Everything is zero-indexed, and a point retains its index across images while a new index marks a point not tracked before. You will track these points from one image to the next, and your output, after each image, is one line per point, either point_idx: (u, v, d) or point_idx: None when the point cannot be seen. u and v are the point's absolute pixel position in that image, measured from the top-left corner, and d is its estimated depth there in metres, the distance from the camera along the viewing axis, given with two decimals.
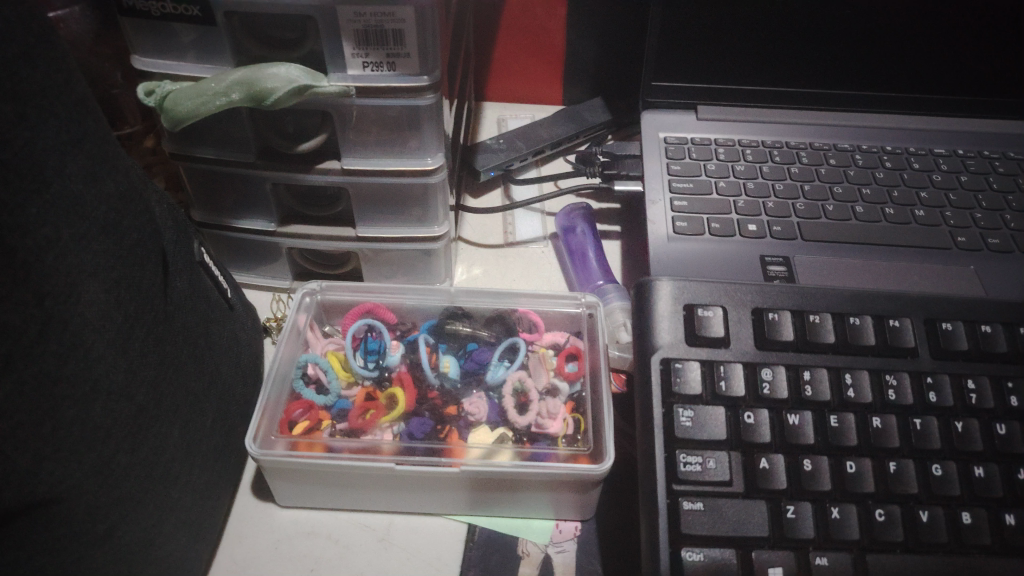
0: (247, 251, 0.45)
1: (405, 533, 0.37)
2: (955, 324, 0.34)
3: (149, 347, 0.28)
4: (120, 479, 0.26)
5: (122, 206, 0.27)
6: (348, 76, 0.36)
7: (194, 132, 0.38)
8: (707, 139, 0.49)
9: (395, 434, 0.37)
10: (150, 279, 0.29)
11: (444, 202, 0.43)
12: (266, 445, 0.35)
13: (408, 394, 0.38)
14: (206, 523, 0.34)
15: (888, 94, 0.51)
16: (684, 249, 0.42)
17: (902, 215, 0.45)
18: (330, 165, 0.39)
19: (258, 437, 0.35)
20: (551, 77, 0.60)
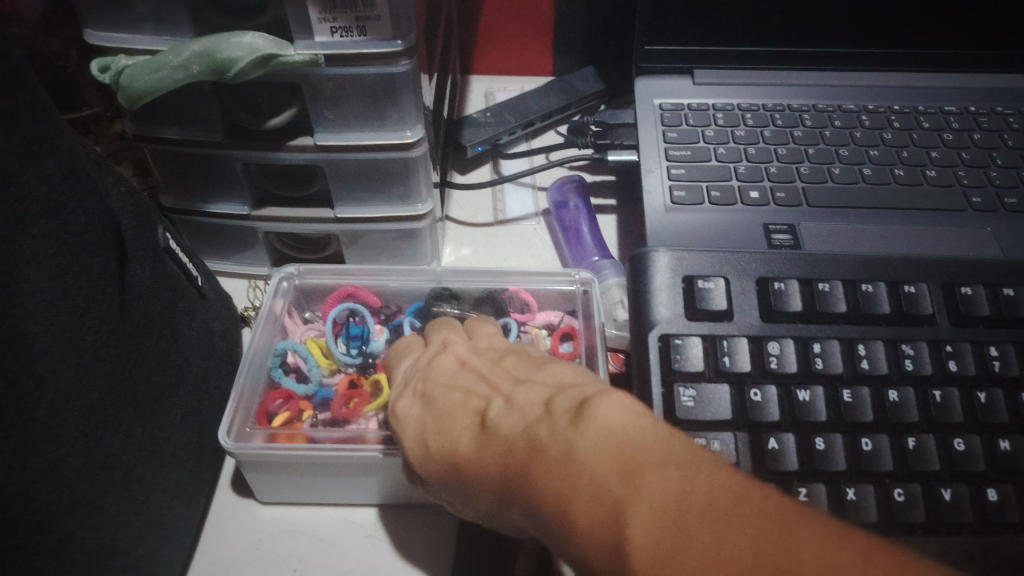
0: (222, 237, 0.43)
1: (394, 529, 0.35)
2: (974, 288, 0.32)
3: (105, 339, 0.26)
4: (74, 482, 0.24)
5: (68, 185, 0.25)
6: (315, 43, 0.33)
7: (156, 111, 0.36)
8: (704, 103, 0.46)
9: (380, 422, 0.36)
10: (103, 265, 0.27)
11: (426, 178, 0.41)
12: (242, 439, 0.33)
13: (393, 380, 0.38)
14: (180, 525, 0.32)
15: (894, 51, 0.48)
16: (683, 220, 0.40)
17: (912, 176, 0.42)
18: (303, 142, 0.37)
19: (233, 430, 0.33)
20: (539, 46, 0.57)
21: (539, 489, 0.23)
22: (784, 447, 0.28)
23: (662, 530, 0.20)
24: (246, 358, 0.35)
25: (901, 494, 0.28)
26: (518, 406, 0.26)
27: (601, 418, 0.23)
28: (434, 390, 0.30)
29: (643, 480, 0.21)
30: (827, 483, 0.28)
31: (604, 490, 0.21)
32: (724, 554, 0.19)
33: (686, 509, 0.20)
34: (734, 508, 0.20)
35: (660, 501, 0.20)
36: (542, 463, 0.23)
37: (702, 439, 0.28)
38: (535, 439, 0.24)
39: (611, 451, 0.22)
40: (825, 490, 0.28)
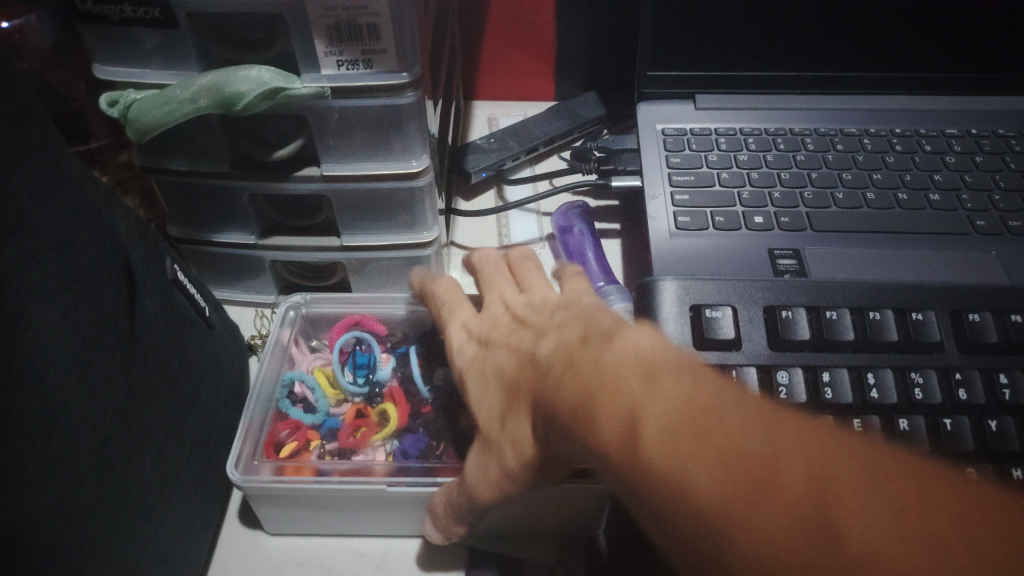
0: (229, 266, 0.43)
1: (402, 560, 0.34)
2: (982, 315, 0.32)
3: (116, 374, 0.26)
4: (85, 518, 0.24)
5: (76, 221, 0.25)
6: (322, 77, 0.33)
7: (164, 143, 0.36)
8: (707, 128, 0.47)
9: (386, 452, 0.37)
10: (113, 300, 0.27)
11: (432, 207, 0.41)
12: (249, 472, 0.33)
13: (401, 410, 0.37)
14: (188, 558, 0.32)
15: (895, 75, 0.49)
16: (687, 245, 0.40)
17: (916, 201, 0.42)
18: (310, 172, 0.37)
19: (240, 463, 0.33)
20: (542, 73, 0.58)
21: (568, 406, 0.25)
22: None
23: (682, 429, 0.22)
24: (254, 388, 0.35)
25: None
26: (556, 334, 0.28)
27: (630, 349, 0.25)
28: (484, 338, 0.32)
29: (666, 390, 0.23)
30: None
31: (630, 396, 0.23)
32: (738, 454, 0.21)
33: (707, 415, 0.22)
34: (746, 423, 0.22)
35: (678, 409, 0.22)
36: (573, 381, 0.25)
37: None
38: (568, 360, 0.26)
39: (635, 370, 0.24)
40: None
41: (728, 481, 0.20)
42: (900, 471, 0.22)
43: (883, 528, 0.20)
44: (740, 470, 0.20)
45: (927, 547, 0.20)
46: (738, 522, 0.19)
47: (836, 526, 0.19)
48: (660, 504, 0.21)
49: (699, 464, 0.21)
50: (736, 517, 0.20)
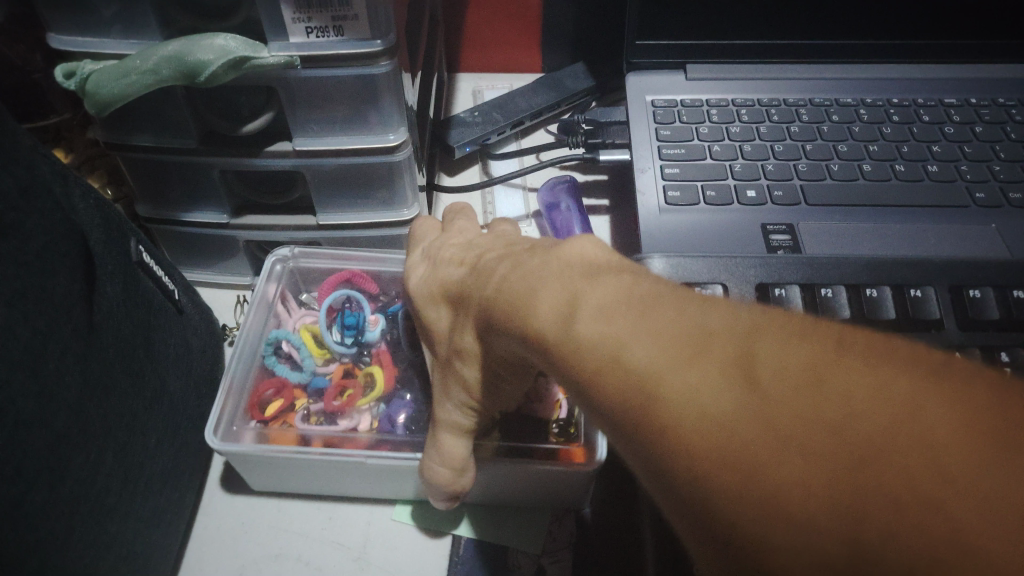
0: (202, 246, 0.42)
1: (383, 550, 0.33)
2: (983, 291, 0.31)
3: (71, 365, 0.25)
4: (39, 519, 0.23)
5: (26, 203, 0.23)
6: (291, 45, 0.31)
7: (127, 118, 0.34)
8: (698, 100, 0.45)
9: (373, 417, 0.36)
10: (70, 286, 0.25)
11: (412, 183, 0.39)
12: (229, 437, 0.32)
13: (388, 375, 0.37)
14: (156, 553, 0.30)
15: (891, 42, 0.47)
16: (678, 221, 0.39)
17: (913, 172, 0.41)
18: (283, 147, 0.35)
19: (220, 428, 0.32)
20: (527, 43, 0.56)
21: (507, 303, 0.23)
22: None
23: (616, 304, 0.19)
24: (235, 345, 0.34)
25: None
26: (504, 251, 0.26)
27: (574, 251, 0.23)
28: (441, 254, 0.30)
29: (604, 277, 0.20)
30: None
31: (570, 287, 0.21)
32: (673, 321, 0.18)
33: (652, 296, 0.19)
34: (687, 292, 0.19)
35: (615, 288, 0.20)
36: (513, 282, 0.23)
37: None
38: (511, 268, 0.24)
39: (578, 268, 0.22)
40: None
41: (660, 340, 0.17)
42: (883, 342, 0.17)
43: (834, 362, 0.16)
44: (674, 332, 0.18)
45: (884, 361, 0.16)
46: (669, 381, 0.17)
47: (761, 372, 0.16)
48: (592, 380, 0.19)
49: (630, 330, 0.18)
50: (666, 376, 0.17)
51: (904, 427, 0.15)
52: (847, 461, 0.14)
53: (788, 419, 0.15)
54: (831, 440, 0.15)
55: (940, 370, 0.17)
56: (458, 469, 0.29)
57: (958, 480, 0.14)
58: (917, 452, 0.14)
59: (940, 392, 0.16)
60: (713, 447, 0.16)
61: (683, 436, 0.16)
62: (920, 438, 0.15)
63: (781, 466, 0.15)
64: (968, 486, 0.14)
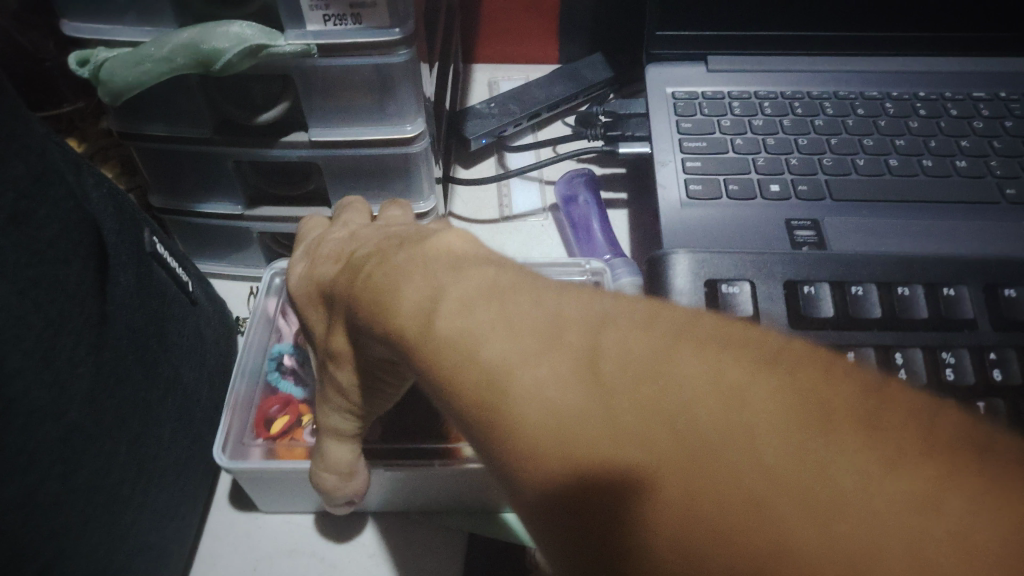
0: (216, 238, 0.41)
1: (398, 549, 0.33)
2: (1019, 290, 0.30)
3: (85, 356, 0.24)
4: (52, 513, 0.23)
5: (38, 190, 0.22)
6: (308, 33, 0.31)
7: (141, 107, 0.34)
8: (719, 92, 0.44)
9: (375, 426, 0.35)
10: (83, 275, 0.24)
11: (428, 175, 0.38)
12: (237, 455, 0.32)
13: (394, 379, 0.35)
14: (169, 549, 0.30)
15: (917, 35, 0.46)
16: (700, 215, 0.38)
17: (941, 168, 0.40)
18: (298, 138, 0.35)
19: (227, 446, 0.32)
20: (545, 34, 0.55)
21: (369, 296, 0.22)
22: None
23: (475, 296, 0.19)
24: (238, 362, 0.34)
25: None
26: (377, 241, 0.26)
27: (441, 239, 0.22)
28: (322, 256, 0.29)
29: (473, 269, 0.20)
30: None
31: (432, 275, 0.20)
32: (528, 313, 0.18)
33: (510, 288, 0.19)
34: (551, 283, 0.19)
35: (475, 276, 0.20)
36: (375, 274, 0.22)
37: None
38: (376, 258, 0.24)
39: (440, 255, 0.21)
40: None
41: (509, 338, 0.18)
42: (737, 324, 0.17)
43: (674, 354, 0.16)
44: (527, 326, 0.18)
45: (728, 348, 0.16)
46: (518, 382, 0.17)
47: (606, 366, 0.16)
48: (447, 379, 0.18)
49: (486, 328, 0.18)
50: (517, 377, 0.17)
51: (738, 421, 0.15)
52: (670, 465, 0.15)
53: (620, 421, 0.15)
54: (663, 438, 0.15)
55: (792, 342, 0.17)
56: (342, 475, 0.29)
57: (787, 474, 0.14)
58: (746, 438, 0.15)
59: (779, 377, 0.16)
60: (562, 451, 0.16)
61: (533, 441, 0.16)
62: (749, 440, 0.14)
63: (613, 464, 0.15)
64: (793, 481, 0.14)
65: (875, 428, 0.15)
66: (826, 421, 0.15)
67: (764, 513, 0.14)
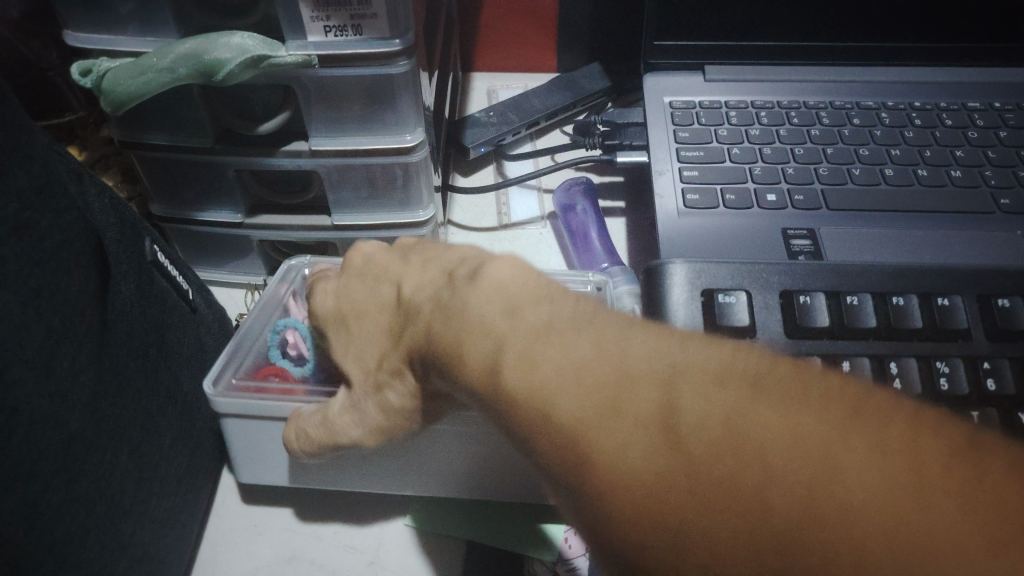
0: (216, 245, 0.41)
1: (396, 556, 0.33)
2: (1013, 300, 0.30)
3: (86, 364, 0.24)
4: (52, 521, 0.23)
5: (41, 201, 0.22)
6: (309, 43, 0.31)
7: (144, 116, 0.34)
8: (717, 101, 0.44)
9: None
10: (84, 284, 0.24)
11: (427, 184, 0.39)
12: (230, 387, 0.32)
13: None
14: (168, 555, 0.30)
15: (912, 46, 0.46)
16: (697, 225, 0.38)
17: (937, 177, 0.40)
18: (298, 147, 0.35)
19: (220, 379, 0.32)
20: (543, 44, 0.55)
21: (435, 343, 0.23)
22: None
23: (538, 348, 0.20)
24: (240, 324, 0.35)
25: None
26: (420, 273, 0.27)
27: (491, 275, 0.23)
28: (355, 283, 0.31)
29: (529, 315, 0.21)
30: None
31: (493, 327, 0.22)
32: (598, 368, 0.19)
33: (575, 340, 0.20)
34: (613, 327, 0.21)
35: (535, 329, 0.21)
36: (436, 320, 0.24)
37: None
38: (429, 301, 0.25)
39: (497, 297, 0.22)
40: None
41: (583, 388, 0.19)
42: (793, 371, 0.19)
43: (740, 405, 0.18)
44: (597, 381, 0.19)
45: (790, 397, 0.18)
46: (599, 439, 0.18)
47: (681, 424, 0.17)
48: (528, 431, 0.20)
49: (559, 381, 0.19)
50: (597, 435, 0.18)
51: (812, 472, 0.16)
52: (755, 511, 0.16)
53: (699, 470, 0.17)
54: (745, 500, 0.16)
55: (852, 396, 0.18)
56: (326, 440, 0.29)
57: (867, 514, 0.16)
58: (827, 502, 0.16)
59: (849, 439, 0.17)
60: (648, 510, 0.17)
61: (619, 500, 0.17)
62: (834, 494, 0.16)
63: (705, 528, 0.16)
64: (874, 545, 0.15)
65: (939, 477, 0.16)
66: (895, 476, 0.16)
67: (852, 559, 0.15)
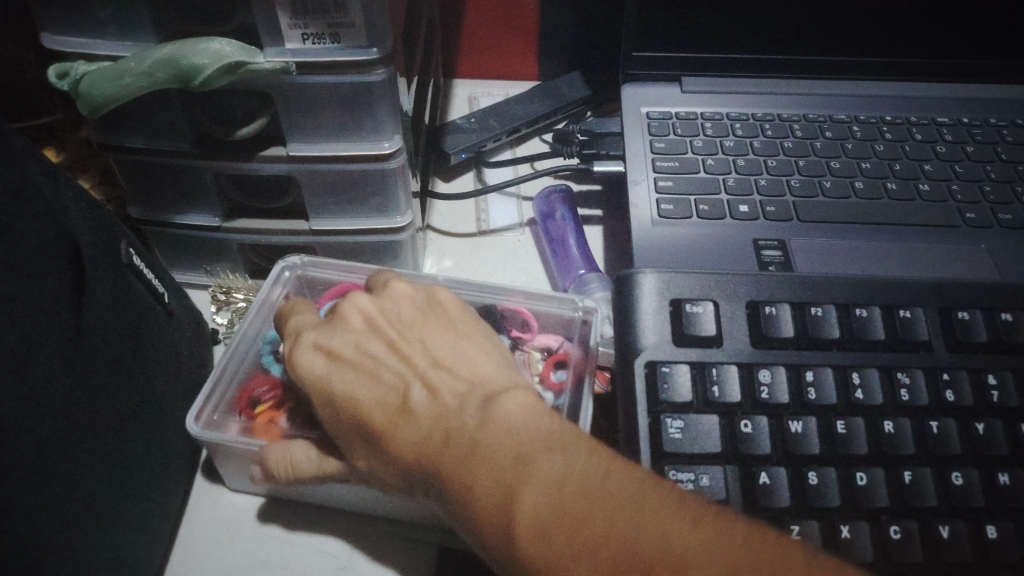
0: (193, 249, 0.41)
1: (370, 558, 0.33)
2: (972, 313, 0.31)
3: (59, 368, 0.24)
4: (25, 525, 0.23)
5: (15, 207, 0.23)
6: (286, 51, 0.31)
7: (121, 119, 0.34)
8: (693, 112, 0.45)
9: None
10: (59, 289, 0.25)
11: (405, 191, 0.39)
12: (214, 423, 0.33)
13: None
14: (141, 560, 0.30)
15: (882, 61, 0.47)
16: (671, 234, 0.39)
17: (905, 191, 0.41)
18: (276, 152, 0.35)
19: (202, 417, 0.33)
20: (524, 51, 0.56)
21: (444, 470, 0.25)
22: (775, 483, 0.27)
23: (549, 522, 0.23)
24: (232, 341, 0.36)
25: (897, 531, 0.27)
26: (428, 382, 0.28)
27: (504, 420, 0.26)
28: (347, 354, 0.30)
29: (536, 466, 0.24)
30: (821, 520, 0.27)
31: (506, 481, 0.24)
32: (626, 552, 0.22)
33: (587, 514, 0.23)
34: (618, 494, 0.23)
35: (547, 492, 0.23)
36: (441, 450, 0.26)
37: (690, 473, 0.27)
38: (438, 416, 0.27)
39: (511, 444, 0.25)
40: (818, 527, 0.27)
41: (607, 571, 0.21)
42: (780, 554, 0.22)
43: None
44: (618, 566, 0.22)
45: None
46: None
47: None
48: None
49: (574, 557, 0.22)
50: None
51: None
52: None
53: None
54: None
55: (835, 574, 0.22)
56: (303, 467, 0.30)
57: None
58: None
59: None
60: None
61: None
62: None
63: None
64: None
65: None
66: None
67: None
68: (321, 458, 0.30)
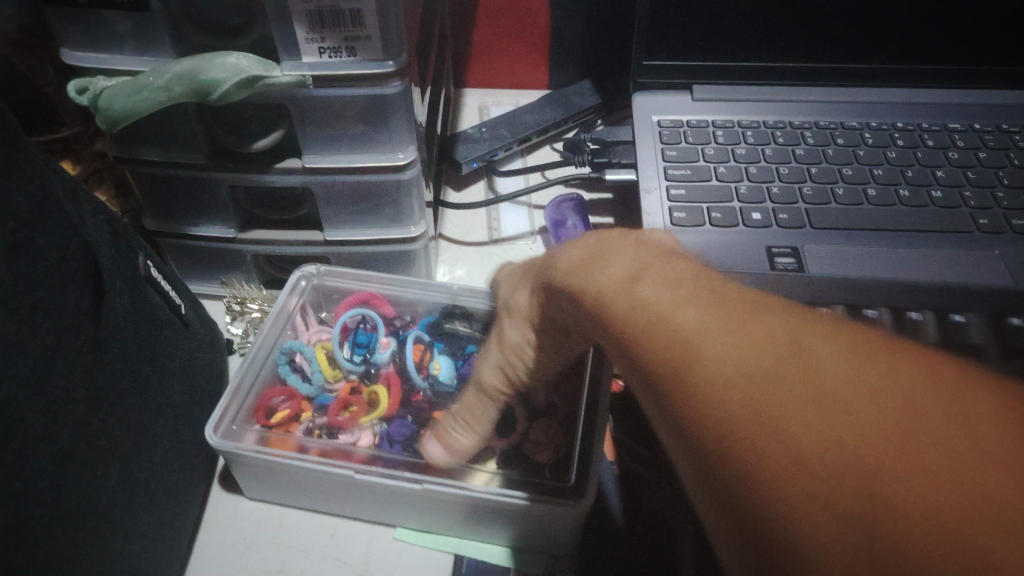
0: (210, 260, 0.42)
1: (385, 567, 0.33)
2: None
3: (78, 380, 0.25)
4: (46, 536, 0.23)
5: (37, 220, 0.23)
6: (303, 64, 0.31)
7: (139, 132, 0.34)
8: (703, 120, 0.45)
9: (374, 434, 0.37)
10: (79, 301, 0.25)
11: (419, 201, 0.39)
12: (232, 433, 0.34)
13: (392, 397, 0.37)
14: (158, 570, 0.30)
15: (896, 67, 0.47)
16: (684, 242, 0.39)
17: (918, 197, 0.41)
18: (291, 164, 0.36)
19: (222, 427, 0.33)
20: (534, 60, 0.56)
21: (656, 355, 0.20)
22: None
23: (760, 406, 0.17)
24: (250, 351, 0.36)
25: None
26: (610, 257, 0.24)
27: (664, 303, 0.21)
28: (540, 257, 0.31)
29: (683, 306, 0.20)
30: None
31: (743, 358, 0.18)
32: (847, 397, 0.16)
33: (793, 352, 0.18)
34: (817, 396, 0.16)
35: (754, 365, 0.18)
36: (669, 329, 0.20)
37: None
38: (656, 300, 0.21)
39: (749, 326, 0.19)
40: None
41: (840, 501, 0.15)
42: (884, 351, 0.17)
43: (893, 384, 0.16)
44: (835, 418, 0.16)
45: (912, 407, 0.16)
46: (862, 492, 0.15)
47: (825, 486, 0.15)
48: (697, 415, 0.18)
49: (830, 451, 0.15)
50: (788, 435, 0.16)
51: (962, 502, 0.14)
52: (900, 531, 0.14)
53: (867, 478, 0.15)
54: (900, 500, 0.14)
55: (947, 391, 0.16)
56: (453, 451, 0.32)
57: (1003, 551, 0.14)
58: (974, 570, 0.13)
59: (971, 410, 0.16)
60: (836, 493, 0.15)
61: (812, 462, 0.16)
62: (913, 439, 0.15)
63: (824, 472, 0.15)
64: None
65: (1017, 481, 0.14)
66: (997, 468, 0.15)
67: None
68: (479, 389, 0.32)
